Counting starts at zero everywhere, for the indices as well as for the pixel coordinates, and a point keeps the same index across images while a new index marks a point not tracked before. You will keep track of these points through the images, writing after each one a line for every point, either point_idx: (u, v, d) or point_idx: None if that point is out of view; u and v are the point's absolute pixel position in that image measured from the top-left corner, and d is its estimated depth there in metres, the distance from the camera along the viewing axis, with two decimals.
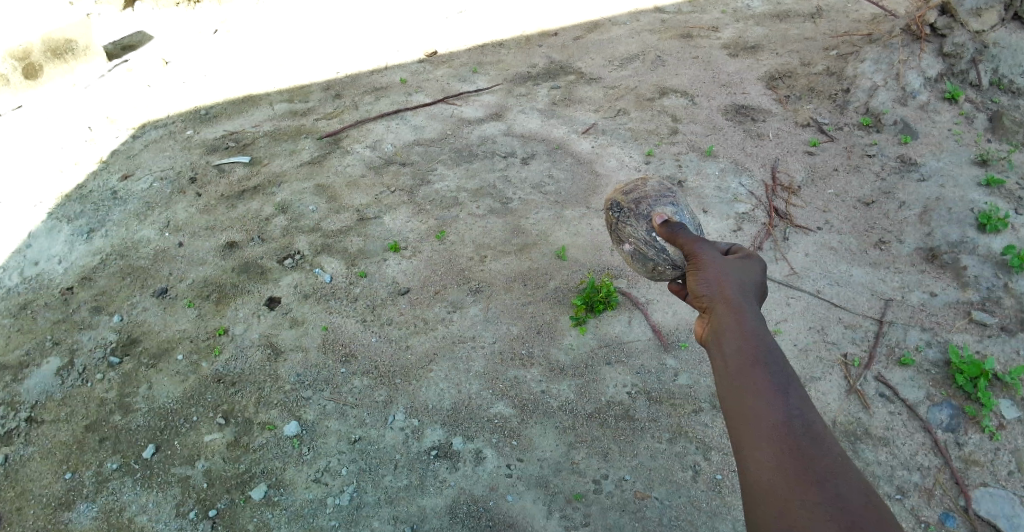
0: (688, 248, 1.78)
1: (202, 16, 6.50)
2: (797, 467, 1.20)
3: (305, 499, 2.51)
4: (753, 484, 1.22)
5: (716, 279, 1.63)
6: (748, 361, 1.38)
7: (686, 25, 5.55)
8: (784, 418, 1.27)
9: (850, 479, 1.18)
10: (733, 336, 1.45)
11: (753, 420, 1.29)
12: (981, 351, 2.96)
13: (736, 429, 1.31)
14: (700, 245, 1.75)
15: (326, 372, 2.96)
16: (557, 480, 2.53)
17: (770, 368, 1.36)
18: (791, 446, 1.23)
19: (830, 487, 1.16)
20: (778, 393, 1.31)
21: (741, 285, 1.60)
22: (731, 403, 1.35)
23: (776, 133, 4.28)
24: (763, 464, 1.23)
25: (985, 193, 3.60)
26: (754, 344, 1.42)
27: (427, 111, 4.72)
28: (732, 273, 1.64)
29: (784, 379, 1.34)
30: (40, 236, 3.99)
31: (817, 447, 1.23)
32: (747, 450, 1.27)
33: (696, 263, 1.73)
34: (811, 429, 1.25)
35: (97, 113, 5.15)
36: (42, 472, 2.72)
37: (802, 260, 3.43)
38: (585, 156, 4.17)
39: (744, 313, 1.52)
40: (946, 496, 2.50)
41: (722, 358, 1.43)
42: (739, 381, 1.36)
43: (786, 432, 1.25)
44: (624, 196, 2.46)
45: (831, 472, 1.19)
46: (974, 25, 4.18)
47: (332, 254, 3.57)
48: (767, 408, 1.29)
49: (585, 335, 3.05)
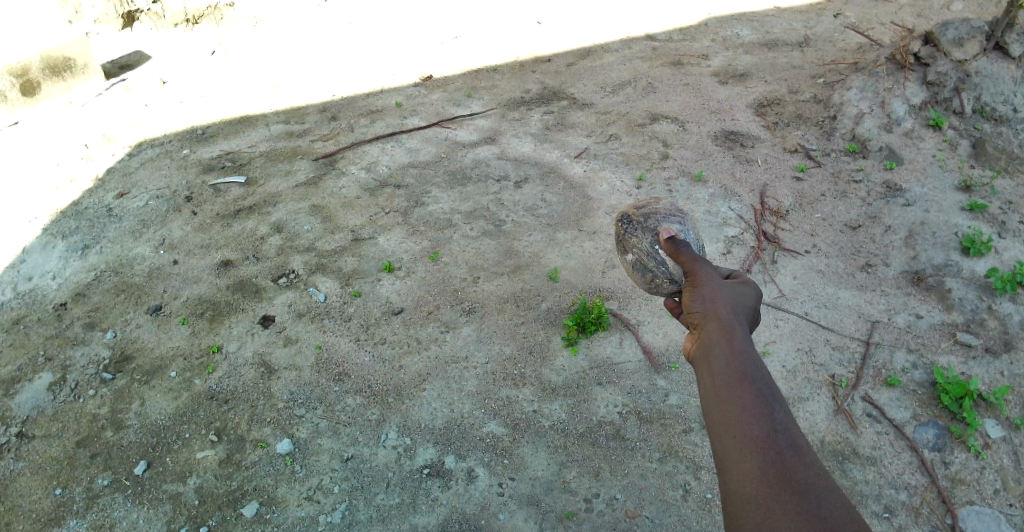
0: (688, 267, 1.84)
1: (200, 38, 6.59)
2: (780, 476, 1.22)
3: (297, 517, 2.51)
4: (735, 491, 1.24)
5: (712, 295, 1.69)
6: (736, 375, 1.42)
7: (677, 53, 5.67)
8: (768, 430, 1.30)
9: (833, 493, 1.20)
10: (723, 350, 1.49)
11: (737, 429, 1.32)
12: (966, 372, 3.01)
13: (721, 438, 1.33)
14: (700, 265, 1.81)
15: (319, 390, 2.98)
16: (549, 498, 2.54)
17: (757, 383, 1.39)
18: (775, 457, 1.25)
19: (811, 496, 1.18)
20: (764, 406, 1.34)
21: (734, 306, 1.65)
22: (716, 413, 1.38)
23: (765, 159, 4.37)
24: (747, 471, 1.25)
25: (968, 218, 3.70)
26: (742, 359, 1.45)
27: (421, 134, 4.80)
28: (727, 293, 1.69)
29: (771, 396, 1.37)
30: (35, 252, 4.01)
31: (800, 461, 1.25)
32: (731, 459, 1.29)
33: (694, 281, 1.79)
34: (796, 444, 1.28)
35: (94, 131, 5.19)
36: (32, 488, 2.71)
37: (791, 283, 3.49)
38: (577, 179, 4.24)
39: (735, 330, 1.56)
40: (933, 515, 2.54)
41: (712, 370, 1.46)
42: (724, 392, 1.39)
43: (770, 444, 1.28)
44: (635, 210, 2.54)
45: (813, 484, 1.21)
46: (957, 54, 4.35)
47: (327, 273, 3.60)
48: (752, 420, 1.32)
49: (576, 356, 3.08)
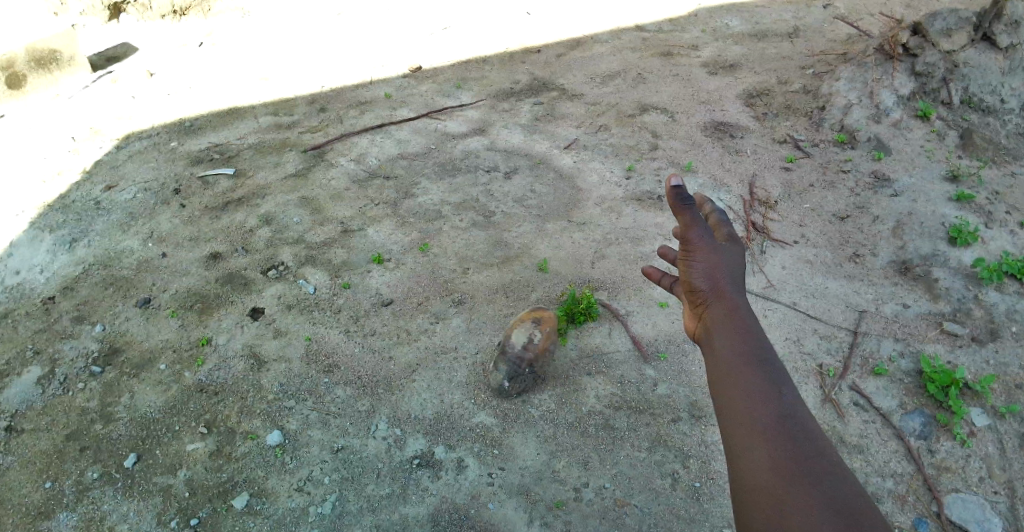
0: (682, 229, 1.67)
1: (187, 29, 6.53)
2: (793, 466, 1.23)
3: (288, 508, 2.52)
4: (746, 480, 1.26)
5: (711, 270, 1.61)
6: (742, 360, 1.43)
7: (667, 43, 5.67)
8: (778, 418, 1.32)
9: (846, 483, 1.21)
10: (727, 334, 1.49)
11: (748, 418, 1.33)
12: (951, 360, 3.04)
13: (731, 427, 1.35)
14: (697, 228, 1.65)
15: (309, 382, 2.98)
16: (539, 488, 2.56)
17: (764, 368, 1.41)
18: (787, 446, 1.27)
19: (825, 487, 1.19)
20: (771, 394, 1.36)
21: (735, 279, 1.60)
22: (724, 401, 1.39)
23: (754, 150, 4.38)
24: (758, 461, 1.26)
25: (955, 208, 3.73)
26: (748, 343, 1.47)
27: (411, 125, 4.78)
28: (727, 266, 1.61)
29: (779, 381, 1.39)
30: (22, 245, 3.98)
31: (813, 449, 1.26)
32: (741, 449, 1.30)
33: (689, 248, 1.66)
34: (805, 430, 1.30)
35: (81, 124, 5.15)
36: (21, 482, 2.70)
37: (779, 273, 3.51)
38: (566, 171, 4.24)
39: (739, 309, 1.55)
40: (919, 502, 2.57)
41: (718, 356, 1.47)
42: (732, 379, 1.41)
43: (781, 433, 1.29)
44: None
45: (826, 473, 1.22)
46: (945, 45, 4.37)
47: (316, 265, 3.59)
48: (761, 409, 1.33)
49: (566, 346, 3.10)
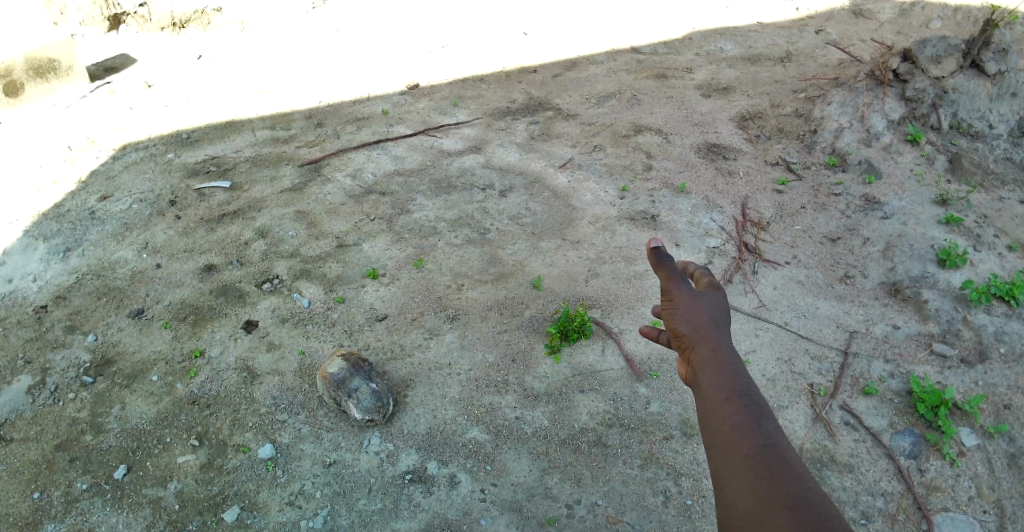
0: (663, 283, 1.70)
1: (186, 43, 6.58)
2: (770, 490, 1.23)
3: (279, 522, 2.51)
4: (731, 510, 1.26)
5: (694, 315, 1.61)
6: (724, 395, 1.43)
7: (662, 66, 5.75)
8: (759, 446, 1.32)
9: (824, 503, 1.20)
10: (712, 373, 1.48)
11: (730, 446, 1.34)
12: (941, 381, 3.06)
13: (716, 458, 1.35)
14: (675, 280, 1.68)
15: (301, 396, 2.97)
16: (531, 504, 2.56)
17: (745, 401, 1.41)
18: (766, 473, 1.27)
19: (802, 510, 1.19)
20: (752, 423, 1.36)
21: (719, 321, 1.60)
22: (711, 435, 1.39)
23: (746, 171, 4.43)
24: (741, 490, 1.26)
25: (945, 231, 3.77)
26: (730, 378, 1.46)
27: (407, 142, 4.82)
28: (709, 311, 1.61)
29: (758, 410, 1.39)
30: (15, 254, 3.97)
31: (791, 473, 1.26)
32: (726, 477, 1.31)
33: (670, 299, 1.67)
34: (785, 456, 1.30)
35: (78, 134, 5.16)
36: (8, 492, 2.67)
37: (771, 293, 3.53)
38: (562, 189, 4.28)
39: (722, 349, 1.53)
40: (909, 520, 2.59)
41: (704, 395, 1.46)
42: (716, 414, 1.41)
43: (760, 459, 1.29)
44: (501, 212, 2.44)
45: (803, 496, 1.21)
46: (934, 71, 4.49)
47: (311, 279, 3.60)
48: (742, 437, 1.34)
49: (559, 364, 3.10)
